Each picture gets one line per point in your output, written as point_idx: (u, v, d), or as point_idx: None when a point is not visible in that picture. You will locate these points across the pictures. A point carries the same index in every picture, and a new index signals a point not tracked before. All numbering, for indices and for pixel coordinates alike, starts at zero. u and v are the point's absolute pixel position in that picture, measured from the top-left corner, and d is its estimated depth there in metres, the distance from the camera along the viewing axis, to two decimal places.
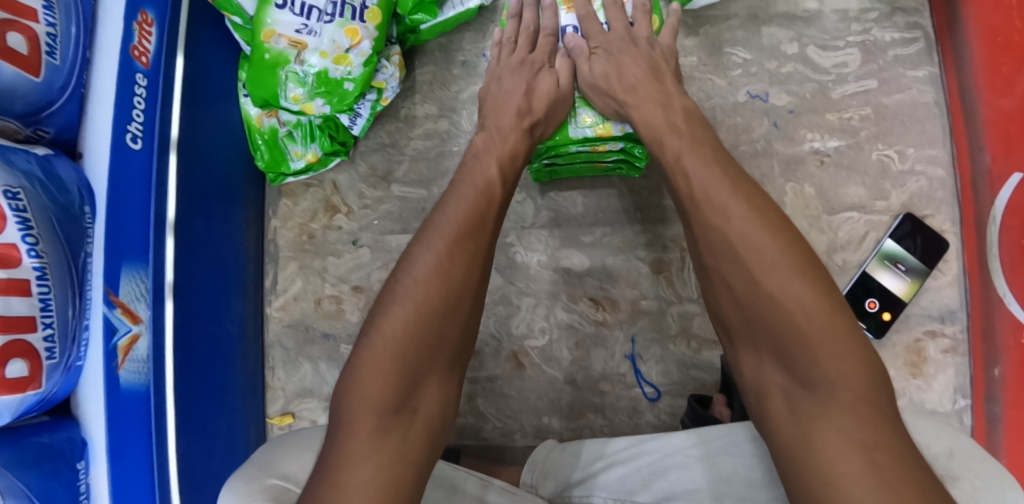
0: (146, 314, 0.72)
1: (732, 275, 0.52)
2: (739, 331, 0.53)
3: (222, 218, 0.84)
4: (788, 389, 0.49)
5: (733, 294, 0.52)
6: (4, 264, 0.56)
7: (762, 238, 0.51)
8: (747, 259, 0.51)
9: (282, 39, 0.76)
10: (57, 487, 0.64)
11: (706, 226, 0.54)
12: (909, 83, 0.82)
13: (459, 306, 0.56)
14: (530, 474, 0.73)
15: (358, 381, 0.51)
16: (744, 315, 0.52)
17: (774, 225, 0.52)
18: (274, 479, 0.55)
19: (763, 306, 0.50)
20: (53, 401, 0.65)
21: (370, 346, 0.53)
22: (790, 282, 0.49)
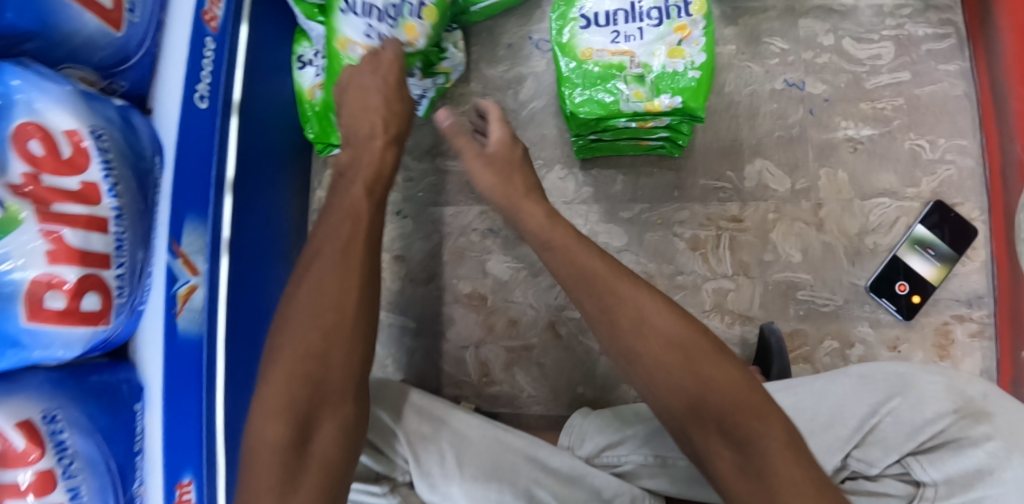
0: (203, 267, 0.75)
1: (667, 364, 0.53)
2: (692, 420, 0.51)
3: (270, 185, 0.86)
4: (741, 472, 0.48)
5: (680, 385, 0.52)
6: (85, 200, 0.59)
7: (665, 329, 0.54)
8: (671, 340, 0.54)
9: (356, 47, 0.79)
10: (116, 425, 0.66)
11: (615, 315, 0.56)
12: (940, 76, 0.85)
13: (339, 322, 0.58)
14: (567, 436, 0.76)
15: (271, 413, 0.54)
16: (679, 397, 0.52)
17: (675, 306, 0.56)
18: None
19: (693, 383, 0.52)
20: (114, 344, 0.67)
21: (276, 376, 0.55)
22: (718, 366, 0.53)
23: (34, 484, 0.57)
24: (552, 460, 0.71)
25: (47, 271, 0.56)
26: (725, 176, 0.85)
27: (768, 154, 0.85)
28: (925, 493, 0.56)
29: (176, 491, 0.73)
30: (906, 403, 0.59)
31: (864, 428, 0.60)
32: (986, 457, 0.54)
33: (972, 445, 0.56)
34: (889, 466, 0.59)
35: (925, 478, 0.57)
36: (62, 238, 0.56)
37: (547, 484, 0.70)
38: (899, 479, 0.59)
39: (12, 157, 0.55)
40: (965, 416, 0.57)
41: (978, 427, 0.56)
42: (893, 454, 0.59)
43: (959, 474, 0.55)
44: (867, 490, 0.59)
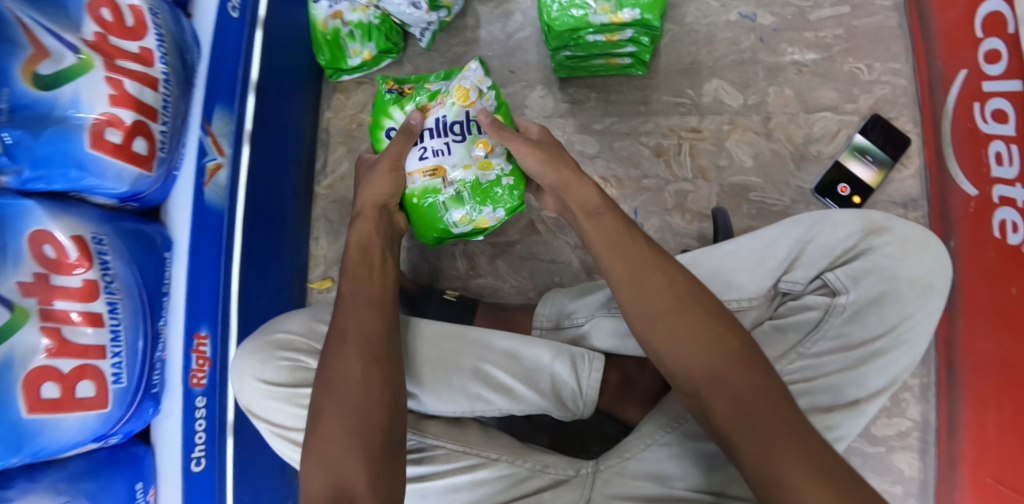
0: (228, 149, 0.86)
1: (688, 327, 0.63)
2: (701, 372, 0.61)
3: (288, 97, 0.99)
4: (737, 414, 0.58)
5: (696, 344, 0.62)
6: (143, 61, 0.71)
7: (694, 298, 0.65)
8: (687, 318, 0.64)
9: (417, 176, 0.83)
10: (149, 266, 0.76)
11: (647, 287, 0.66)
12: (876, 10, 0.97)
13: (378, 325, 0.70)
14: (542, 306, 0.89)
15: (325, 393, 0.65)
16: (696, 364, 0.62)
17: (687, 285, 0.66)
18: (279, 336, 0.78)
19: (707, 355, 0.62)
20: (149, 201, 0.78)
21: (333, 367, 0.66)
22: (724, 339, 0.62)
23: (81, 290, 0.68)
24: (494, 339, 0.80)
25: (108, 111, 0.68)
26: (685, 93, 0.97)
27: (724, 74, 0.97)
28: (839, 301, 0.66)
29: (194, 341, 0.82)
30: (824, 229, 0.68)
31: (792, 255, 0.69)
32: (885, 259, 0.65)
33: (874, 252, 0.66)
34: (810, 282, 0.69)
35: (839, 286, 0.66)
36: (122, 85, 0.68)
37: (494, 360, 0.79)
38: (818, 293, 0.68)
39: (87, 19, 0.68)
40: (871, 232, 0.67)
41: (880, 238, 0.66)
42: (813, 271, 0.68)
43: (864, 278, 0.65)
44: (794, 307, 0.68)
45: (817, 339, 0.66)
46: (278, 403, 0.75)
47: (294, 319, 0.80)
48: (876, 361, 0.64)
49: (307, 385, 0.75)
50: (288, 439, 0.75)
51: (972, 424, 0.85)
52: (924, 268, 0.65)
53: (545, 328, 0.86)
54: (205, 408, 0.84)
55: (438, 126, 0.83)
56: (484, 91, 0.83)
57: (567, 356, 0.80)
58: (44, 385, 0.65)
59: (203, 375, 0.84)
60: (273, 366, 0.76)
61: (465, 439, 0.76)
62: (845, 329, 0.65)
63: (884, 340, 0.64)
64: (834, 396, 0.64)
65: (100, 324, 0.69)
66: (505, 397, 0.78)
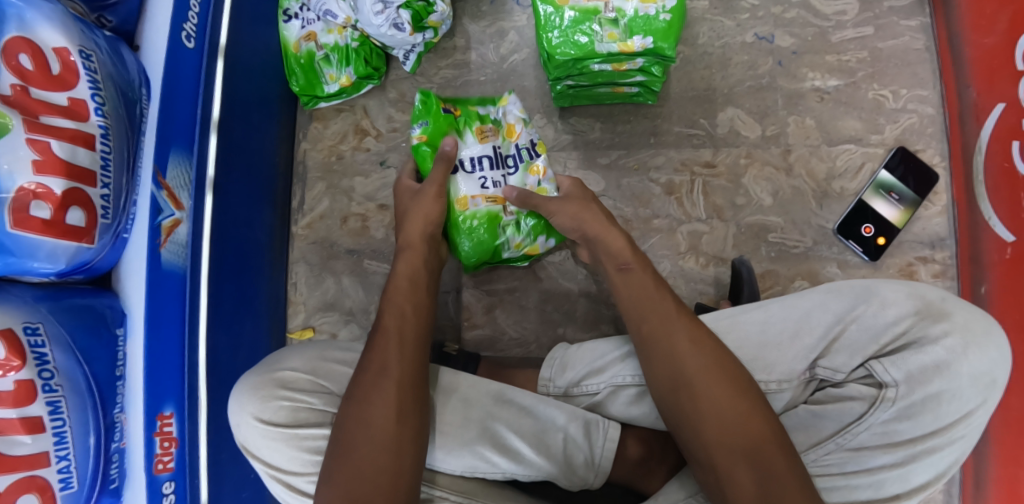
0: (188, 202, 0.76)
1: (714, 399, 0.60)
2: (722, 447, 0.58)
3: (258, 130, 0.88)
4: (757, 495, 0.55)
5: (720, 417, 0.59)
6: (73, 116, 0.60)
7: (722, 365, 0.61)
8: (723, 381, 0.60)
9: (478, 200, 0.80)
10: (97, 348, 0.66)
11: (673, 350, 0.63)
12: (902, 31, 0.89)
13: (411, 391, 0.65)
14: (548, 368, 0.82)
15: (338, 456, 0.62)
16: (723, 429, 0.58)
17: (723, 347, 0.63)
18: (281, 372, 0.73)
19: (735, 422, 0.58)
20: (95, 271, 0.67)
21: (350, 428, 0.63)
22: (755, 411, 0.59)
23: (13, 394, 0.57)
24: (509, 395, 0.77)
25: (35, 180, 0.57)
26: (698, 123, 0.89)
27: (740, 102, 0.89)
28: (888, 394, 0.59)
29: (157, 422, 0.72)
30: (869, 309, 0.62)
31: (829, 336, 0.63)
32: (944, 353, 0.59)
33: (931, 342, 0.60)
34: (854, 370, 0.62)
35: (887, 379, 0.59)
36: (49, 148, 0.57)
37: (505, 418, 0.76)
38: (863, 382, 0.61)
39: (3, 69, 0.56)
40: (925, 317, 0.61)
41: (936, 326, 0.60)
42: (858, 358, 0.62)
43: (918, 371, 0.59)
44: (834, 395, 0.62)
45: (860, 431, 0.60)
46: (277, 445, 0.70)
47: (299, 356, 0.76)
48: (925, 459, 0.58)
49: (309, 426, 0.71)
50: (285, 483, 0.71)
51: (1003, 481, 0.81)
52: (987, 363, 0.59)
53: (554, 395, 0.80)
54: (173, 494, 0.75)
55: (495, 156, 0.81)
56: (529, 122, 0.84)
57: (582, 420, 0.76)
58: None
59: (169, 459, 0.74)
60: (273, 406, 0.71)
61: (469, 490, 0.72)
62: (893, 424, 0.59)
63: (936, 438, 0.58)
64: (874, 491, 0.59)
65: (39, 430, 0.59)
66: (512, 462, 0.73)
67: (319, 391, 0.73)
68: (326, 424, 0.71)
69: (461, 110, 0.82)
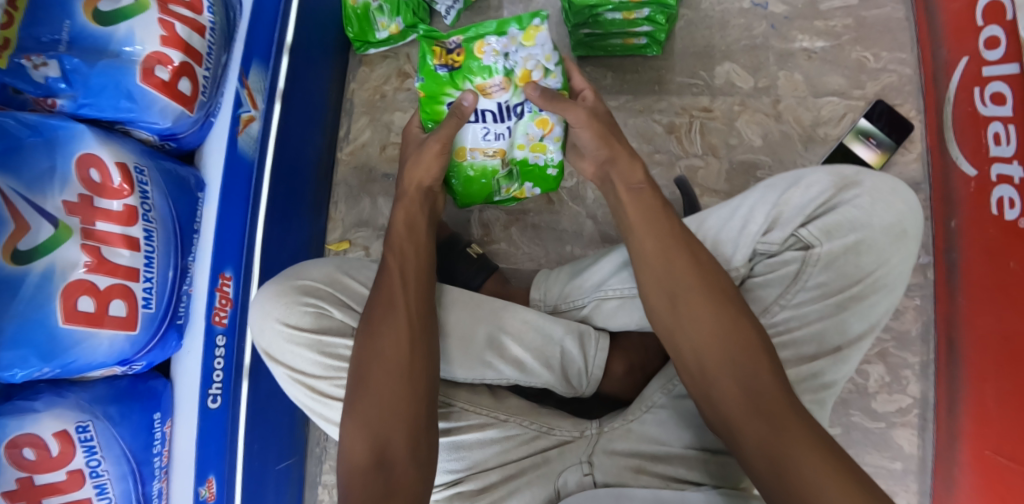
0: (261, 104, 0.91)
1: (704, 314, 0.66)
2: (715, 356, 0.64)
3: (317, 65, 1.04)
4: (746, 410, 0.61)
5: (707, 327, 0.66)
6: (193, 9, 0.77)
7: (708, 294, 0.67)
8: (700, 309, 0.67)
9: (475, 152, 0.88)
10: (183, 202, 0.80)
11: (671, 271, 0.70)
12: (885, 3, 1.01)
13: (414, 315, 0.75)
14: (540, 289, 0.93)
15: (358, 392, 0.71)
16: (707, 356, 0.65)
17: (705, 271, 0.69)
18: (303, 282, 0.85)
19: (719, 349, 0.64)
20: (185, 144, 0.83)
21: (367, 356, 0.72)
22: (737, 332, 0.65)
23: (122, 213, 0.72)
24: (502, 312, 0.86)
25: (159, 50, 0.73)
26: (698, 75, 1.01)
27: (736, 58, 1.01)
28: (813, 253, 0.69)
29: (219, 280, 0.85)
30: (798, 189, 0.71)
31: (768, 220, 0.71)
32: (854, 211, 0.68)
33: (845, 204, 0.69)
34: (786, 241, 0.71)
35: (813, 240, 0.69)
36: (173, 28, 0.74)
37: (508, 333, 0.85)
38: (795, 250, 0.70)
39: None
40: (842, 187, 0.70)
41: (849, 192, 0.70)
42: (787, 230, 0.70)
43: (835, 228, 0.68)
44: (771, 264, 0.71)
45: (798, 292, 0.70)
46: (302, 348, 0.82)
47: (316, 270, 0.87)
48: (853, 306, 0.68)
49: (330, 332, 0.83)
50: (309, 386, 0.82)
51: (971, 396, 0.87)
52: (895, 216, 0.67)
53: (547, 311, 0.92)
54: (224, 348, 0.87)
55: (499, 111, 0.84)
56: (551, 69, 0.81)
57: (576, 333, 0.87)
58: (79, 298, 0.68)
59: (225, 314, 0.87)
60: (297, 312, 0.83)
61: (473, 401, 0.82)
62: (824, 279, 0.69)
63: (857, 285, 0.68)
64: (818, 345, 0.69)
65: (137, 248, 0.73)
66: (515, 369, 0.84)
67: (338, 303, 0.85)
68: (345, 332, 0.83)
69: (466, 48, 0.80)
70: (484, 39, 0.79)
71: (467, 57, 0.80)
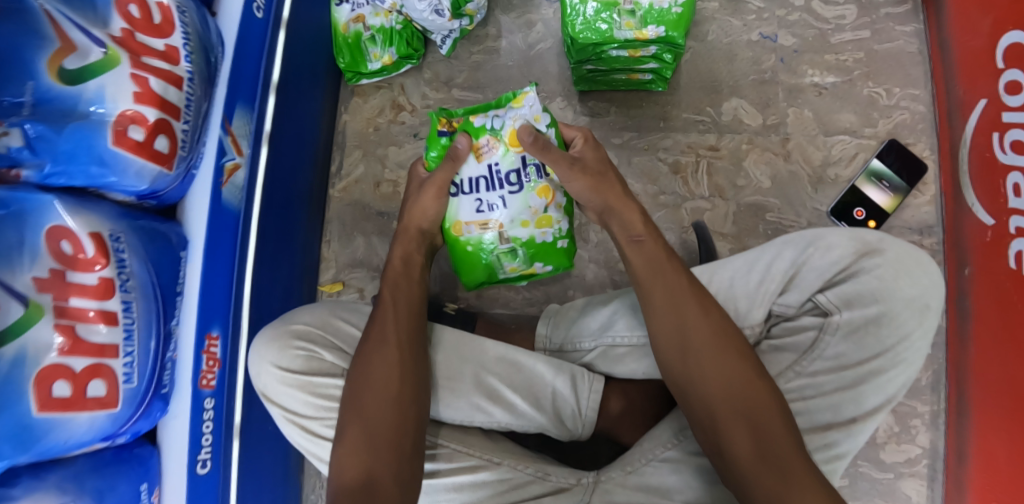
0: (247, 150, 0.86)
1: (722, 363, 0.64)
2: (721, 398, 0.63)
3: (308, 98, 0.98)
4: (756, 458, 0.60)
5: (727, 381, 0.63)
6: (169, 59, 0.72)
7: (716, 334, 0.65)
8: (707, 351, 0.64)
9: (472, 226, 0.83)
10: (165, 265, 0.75)
11: (681, 317, 0.66)
12: (897, 35, 0.97)
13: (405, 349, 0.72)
14: (546, 326, 0.89)
15: (348, 412, 0.68)
16: (713, 397, 0.63)
17: (709, 308, 0.66)
18: (296, 324, 0.81)
19: (727, 392, 0.63)
20: (166, 200, 0.77)
21: (360, 393, 0.69)
22: (743, 375, 0.63)
23: (97, 287, 0.67)
24: (499, 348, 0.82)
25: (133, 108, 0.67)
26: (704, 111, 0.97)
27: (744, 93, 0.97)
28: (832, 321, 0.65)
29: (205, 341, 0.81)
30: (817, 251, 0.67)
31: (786, 278, 0.68)
32: (877, 281, 0.64)
33: (865, 273, 0.65)
34: (803, 304, 0.67)
35: (831, 307, 0.65)
36: (147, 83, 0.68)
37: (498, 372, 0.81)
38: (812, 314, 0.67)
39: (115, 15, 0.69)
40: (863, 254, 0.66)
41: (872, 260, 0.65)
42: (806, 294, 0.67)
43: (856, 298, 0.64)
44: (789, 328, 0.68)
45: (815, 360, 0.66)
46: (292, 390, 0.78)
47: (311, 314, 0.83)
48: (874, 380, 0.64)
49: (321, 375, 0.78)
50: (298, 424, 0.78)
51: (980, 451, 0.85)
52: (919, 290, 0.64)
53: (550, 350, 0.88)
54: (212, 410, 0.83)
55: (491, 175, 0.82)
56: (542, 129, 0.81)
57: (568, 375, 0.82)
58: (55, 383, 0.64)
59: (213, 376, 0.83)
60: (288, 355, 0.79)
61: (469, 442, 0.78)
62: (843, 350, 0.65)
63: (880, 360, 0.64)
64: (832, 414, 0.65)
65: (115, 323, 0.68)
66: (506, 411, 0.79)
67: (331, 347, 0.81)
68: (337, 375, 0.79)
69: (463, 122, 0.84)
70: (479, 115, 0.84)
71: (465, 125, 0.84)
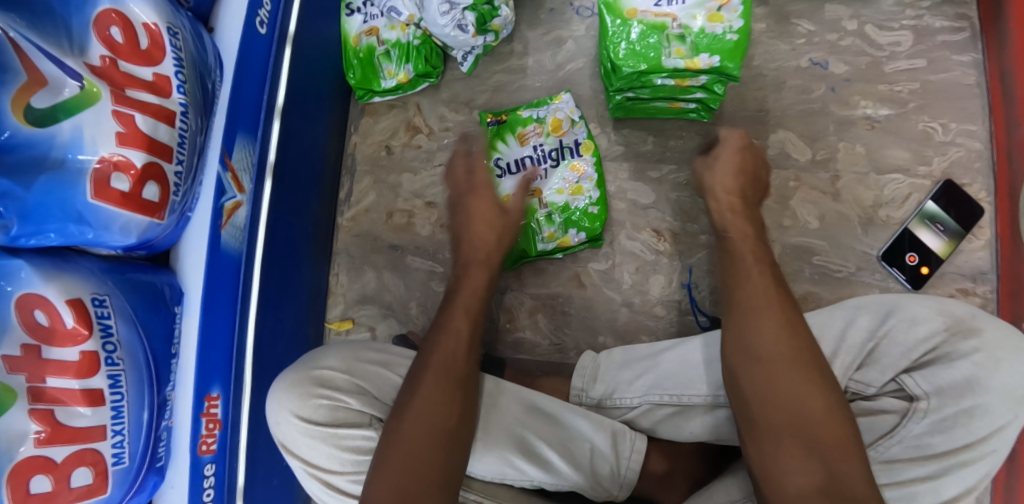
0: (249, 185, 0.77)
1: (794, 383, 0.58)
2: (788, 423, 0.56)
3: (314, 119, 0.90)
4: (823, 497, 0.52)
5: (798, 405, 0.57)
6: (157, 92, 0.61)
7: (797, 355, 0.59)
8: (781, 369, 0.59)
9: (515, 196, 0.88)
10: (157, 325, 0.66)
11: (757, 329, 0.61)
12: (954, 65, 0.90)
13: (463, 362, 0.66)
14: (581, 377, 0.81)
15: (394, 425, 0.61)
16: (786, 419, 0.57)
17: (792, 326, 0.61)
18: (319, 370, 0.70)
19: (797, 418, 0.56)
20: (157, 247, 0.67)
21: (410, 403, 0.62)
22: (817, 402, 0.57)
23: (78, 364, 0.58)
24: (539, 402, 0.76)
25: (116, 152, 0.57)
26: (748, 143, 0.90)
27: (791, 125, 0.91)
28: (919, 405, 0.59)
29: (204, 404, 0.73)
30: (900, 324, 0.62)
31: (864, 352, 0.63)
32: (973, 367, 0.58)
33: (960, 357, 0.59)
34: (884, 384, 0.62)
35: (918, 392, 0.60)
36: (133, 122, 0.58)
37: (535, 427, 0.74)
38: (894, 396, 0.62)
39: (94, 41, 0.58)
40: (955, 333, 0.61)
41: (967, 342, 0.60)
42: (888, 373, 0.62)
43: (949, 385, 0.59)
44: (865, 408, 0.62)
45: (892, 444, 0.59)
46: (315, 443, 0.67)
47: (335, 355, 0.72)
48: (959, 472, 0.57)
49: (348, 426, 0.67)
50: (321, 480, 0.67)
51: None
52: (1019, 378, 0.58)
53: (587, 405, 0.80)
54: (213, 476, 0.75)
55: (536, 154, 0.89)
56: (577, 120, 0.89)
57: (609, 431, 0.75)
58: (33, 479, 0.55)
59: (213, 440, 0.74)
60: (310, 405, 0.67)
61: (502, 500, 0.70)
62: (926, 438, 0.58)
63: (969, 452, 0.57)
64: None
65: (99, 403, 0.59)
66: (542, 470, 0.71)
67: (357, 392, 0.69)
68: (366, 425, 0.68)
69: (508, 115, 0.90)
70: (524, 108, 0.90)
71: (509, 117, 0.91)
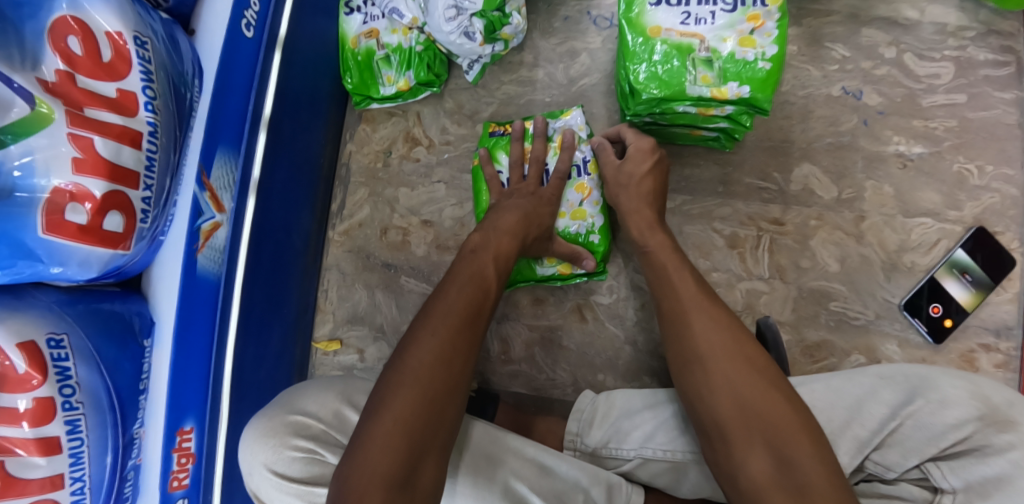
0: (229, 204, 0.71)
1: (730, 373, 0.57)
2: (739, 395, 0.55)
3: (307, 126, 0.84)
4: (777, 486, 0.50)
5: (734, 390, 0.56)
6: (120, 110, 0.54)
7: (740, 343, 0.59)
8: (730, 347, 0.58)
9: None
10: (123, 361, 0.60)
11: (693, 329, 0.61)
12: (996, 103, 0.84)
13: (470, 326, 0.62)
14: (576, 423, 0.77)
15: (395, 377, 0.57)
16: (736, 397, 0.55)
17: (723, 311, 0.62)
18: (296, 415, 0.65)
19: (750, 393, 0.55)
20: (127, 273, 0.61)
21: (408, 352, 0.58)
22: (763, 388, 0.55)
23: (33, 412, 0.52)
24: (530, 450, 0.70)
25: (72, 180, 0.51)
26: (771, 176, 0.85)
27: (818, 159, 0.85)
28: (942, 500, 0.55)
29: (177, 438, 0.68)
30: (927, 406, 0.57)
31: (883, 431, 0.59)
32: (1008, 465, 0.52)
33: (996, 453, 0.53)
34: (907, 470, 0.58)
35: (943, 485, 0.55)
36: (92, 146, 0.52)
37: (525, 478, 0.67)
38: (917, 485, 0.58)
39: (49, 53, 0.51)
40: (989, 424, 0.55)
41: (1002, 435, 0.53)
42: (913, 459, 0.58)
43: (979, 482, 0.53)
44: (883, 493, 0.59)
45: None
46: (290, 500, 0.61)
47: (316, 400, 0.67)
48: None
49: (324, 483, 0.62)
50: None
51: None
52: None
53: (582, 452, 0.75)
54: None
55: None
56: (584, 137, 0.82)
57: (604, 484, 0.69)
58: None
59: (185, 475, 0.70)
60: (285, 457, 0.62)
61: None
62: None
63: None
64: None
65: (55, 451, 0.54)
66: None
67: (337, 446, 0.64)
68: None
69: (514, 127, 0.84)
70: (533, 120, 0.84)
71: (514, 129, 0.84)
